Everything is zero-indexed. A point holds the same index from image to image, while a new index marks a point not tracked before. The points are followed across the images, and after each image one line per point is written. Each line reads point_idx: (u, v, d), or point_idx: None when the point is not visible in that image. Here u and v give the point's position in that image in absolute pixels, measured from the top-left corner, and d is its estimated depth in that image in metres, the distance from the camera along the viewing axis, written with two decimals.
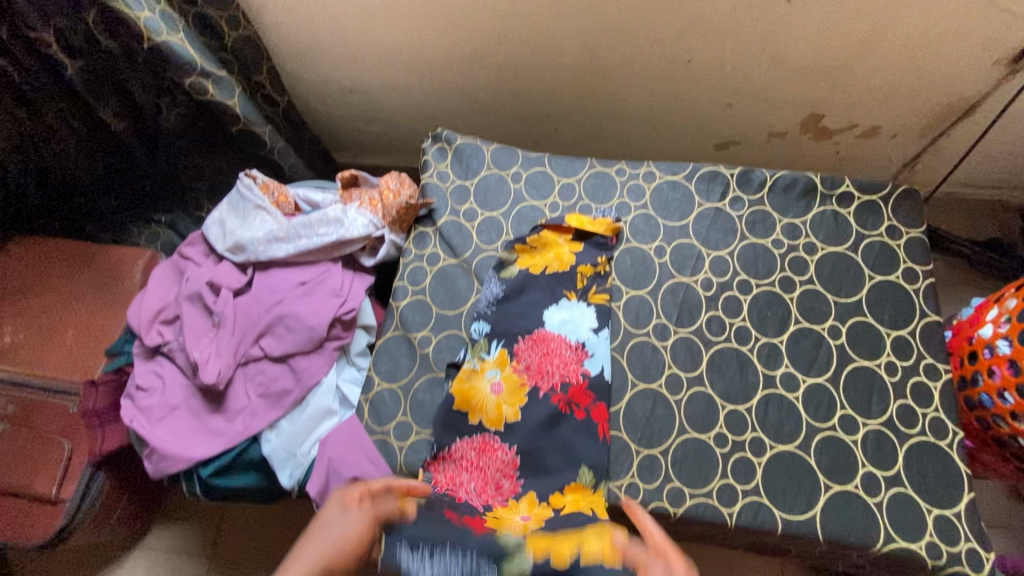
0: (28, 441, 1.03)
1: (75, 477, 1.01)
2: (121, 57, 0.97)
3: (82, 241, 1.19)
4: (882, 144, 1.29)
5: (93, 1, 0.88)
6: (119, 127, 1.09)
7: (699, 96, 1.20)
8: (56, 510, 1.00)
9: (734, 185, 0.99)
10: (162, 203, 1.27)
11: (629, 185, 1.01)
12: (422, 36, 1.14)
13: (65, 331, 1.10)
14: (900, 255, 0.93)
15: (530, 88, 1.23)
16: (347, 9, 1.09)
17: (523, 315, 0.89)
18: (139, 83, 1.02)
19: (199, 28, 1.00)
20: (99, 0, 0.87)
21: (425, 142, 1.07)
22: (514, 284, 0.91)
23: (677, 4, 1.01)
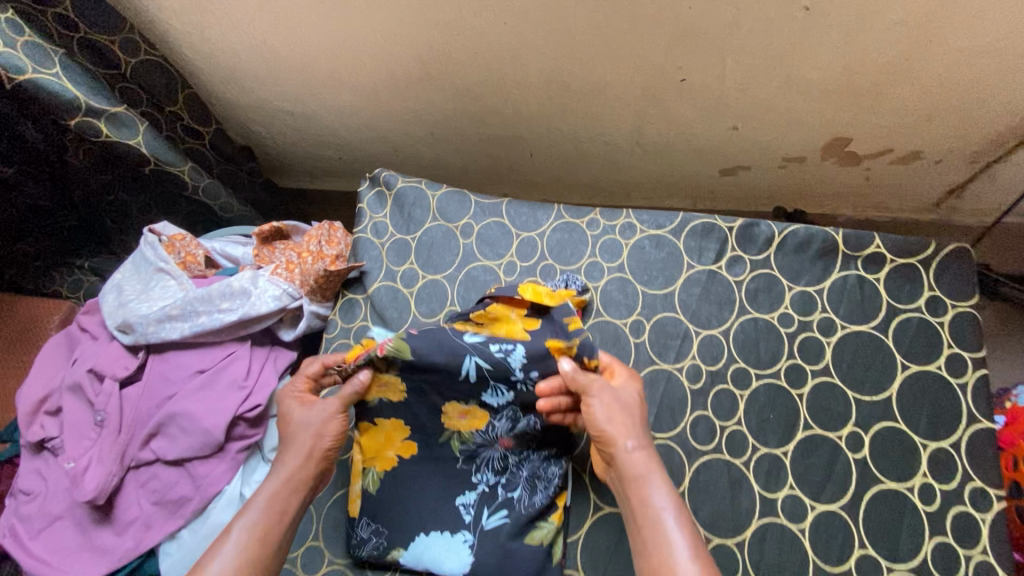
0: None
1: None
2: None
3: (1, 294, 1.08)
4: (923, 170, 1.08)
5: None
6: (18, 172, 0.95)
7: (698, 117, 1.00)
8: None
9: (734, 243, 0.80)
10: (82, 248, 1.12)
11: (603, 241, 0.82)
12: (363, 53, 0.95)
13: None
14: (943, 337, 0.73)
15: (497, 110, 1.05)
16: (270, 25, 0.91)
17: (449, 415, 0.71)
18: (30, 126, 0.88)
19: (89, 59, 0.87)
20: None
21: (362, 185, 0.90)
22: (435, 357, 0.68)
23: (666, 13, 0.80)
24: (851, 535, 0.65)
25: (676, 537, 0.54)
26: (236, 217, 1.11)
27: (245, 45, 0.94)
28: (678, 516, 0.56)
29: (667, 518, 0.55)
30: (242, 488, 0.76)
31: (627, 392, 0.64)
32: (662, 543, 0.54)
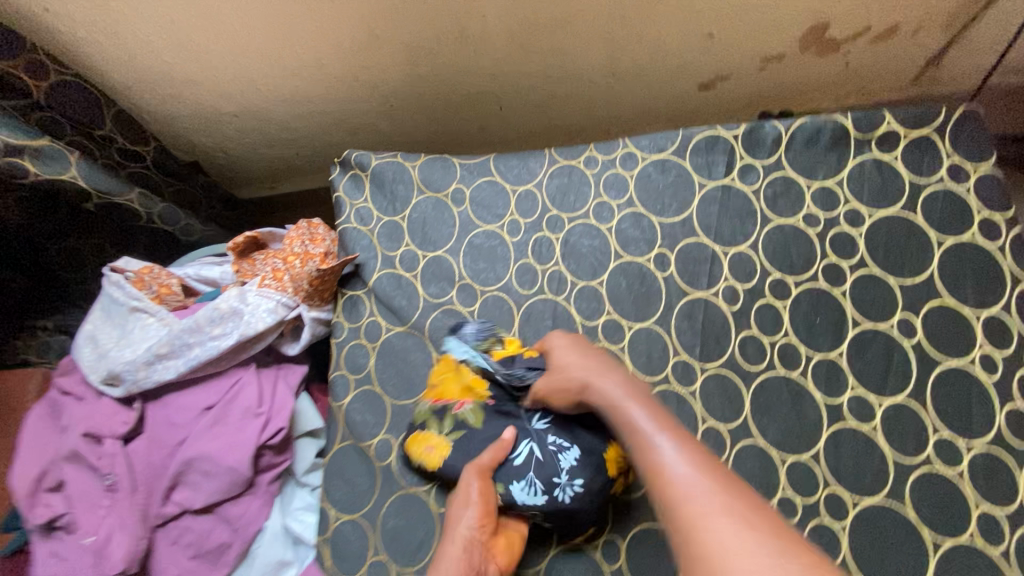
0: None
1: None
2: None
3: None
4: (901, 46, 1.04)
5: None
6: None
7: (670, 33, 0.94)
8: None
9: (741, 151, 0.75)
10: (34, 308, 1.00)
11: (605, 178, 0.76)
12: (298, 32, 0.85)
13: None
14: (972, 203, 0.70)
15: (457, 68, 0.97)
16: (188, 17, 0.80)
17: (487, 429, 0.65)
18: None
19: None
20: None
21: (332, 172, 0.82)
22: None
23: None
24: (922, 421, 0.64)
25: (661, 444, 0.47)
26: (202, 239, 1.04)
27: (166, 42, 0.83)
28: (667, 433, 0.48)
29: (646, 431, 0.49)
30: (283, 520, 0.71)
31: (562, 342, 0.63)
32: (632, 424, 0.51)
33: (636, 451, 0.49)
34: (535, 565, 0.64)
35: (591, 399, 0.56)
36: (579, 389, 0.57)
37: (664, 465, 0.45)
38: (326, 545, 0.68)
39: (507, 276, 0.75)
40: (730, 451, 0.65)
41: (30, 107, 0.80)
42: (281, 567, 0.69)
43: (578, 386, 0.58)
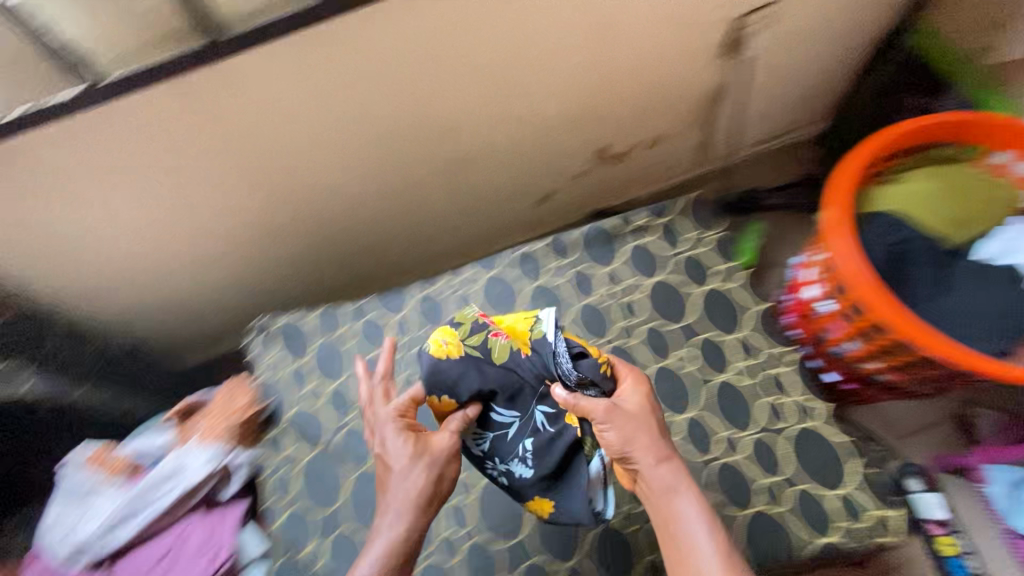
0: None
1: None
2: None
3: None
4: (674, 145, 1.38)
5: None
6: None
7: (492, 174, 1.24)
8: None
9: (547, 258, 1.02)
10: None
11: (455, 297, 1.01)
12: (202, 236, 1.09)
13: None
14: (711, 259, 1.00)
15: (339, 231, 1.22)
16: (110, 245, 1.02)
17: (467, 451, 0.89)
18: None
19: None
20: None
21: (247, 338, 1.04)
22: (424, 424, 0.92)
23: (423, 122, 1.04)
24: (710, 427, 0.87)
25: (695, 527, 0.67)
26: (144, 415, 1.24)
27: (99, 265, 1.05)
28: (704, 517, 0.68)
29: (686, 510, 0.69)
30: None
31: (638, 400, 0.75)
32: (678, 500, 0.69)
33: (663, 512, 0.70)
34: None
35: (656, 465, 0.71)
36: (629, 455, 0.72)
37: (689, 538, 0.67)
38: None
39: None
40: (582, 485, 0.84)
41: None
42: None
43: (644, 464, 0.71)
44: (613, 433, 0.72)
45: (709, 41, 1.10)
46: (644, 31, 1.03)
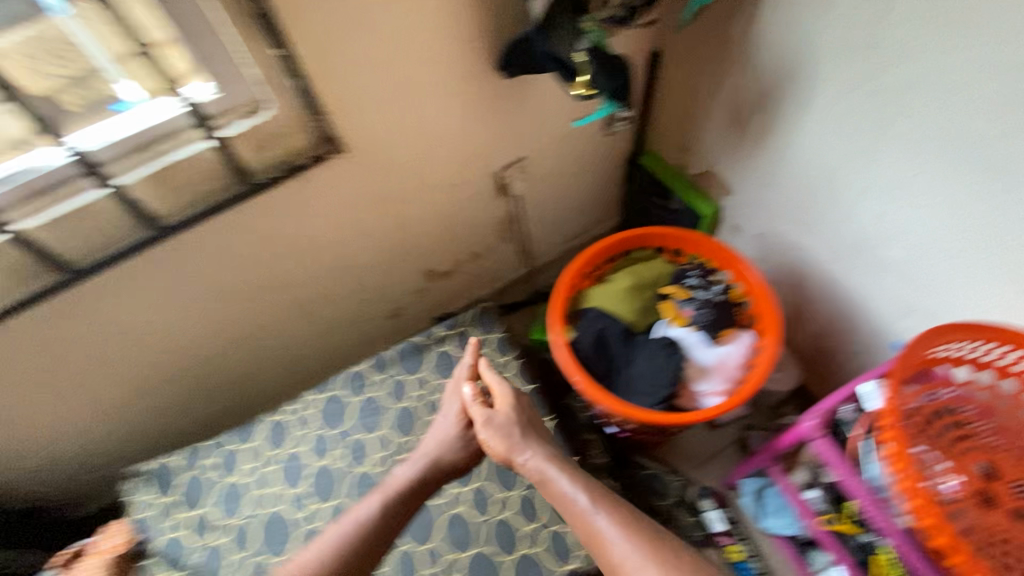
0: None
1: None
2: None
3: None
4: (492, 255, 1.73)
5: None
6: None
7: (337, 311, 1.50)
8: None
9: (371, 372, 1.30)
10: None
11: (300, 419, 1.25)
12: (83, 408, 1.25)
13: None
14: (492, 355, 1.32)
15: (203, 380, 1.40)
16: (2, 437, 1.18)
17: None
18: None
19: None
20: None
21: (126, 484, 1.23)
22: (275, 526, 1.14)
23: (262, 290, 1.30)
24: (488, 492, 1.18)
25: (598, 520, 0.95)
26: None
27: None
28: (598, 510, 0.96)
29: (581, 506, 0.98)
30: None
31: (501, 402, 1.14)
32: (566, 498, 1.00)
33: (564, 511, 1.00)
34: None
35: (526, 439, 1.08)
36: (508, 450, 1.08)
37: (595, 525, 0.95)
38: None
39: (247, 506, 1.16)
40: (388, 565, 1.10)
41: None
42: None
43: (517, 451, 1.07)
44: (506, 411, 1.12)
45: (483, 189, 1.47)
46: (428, 192, 1.36)
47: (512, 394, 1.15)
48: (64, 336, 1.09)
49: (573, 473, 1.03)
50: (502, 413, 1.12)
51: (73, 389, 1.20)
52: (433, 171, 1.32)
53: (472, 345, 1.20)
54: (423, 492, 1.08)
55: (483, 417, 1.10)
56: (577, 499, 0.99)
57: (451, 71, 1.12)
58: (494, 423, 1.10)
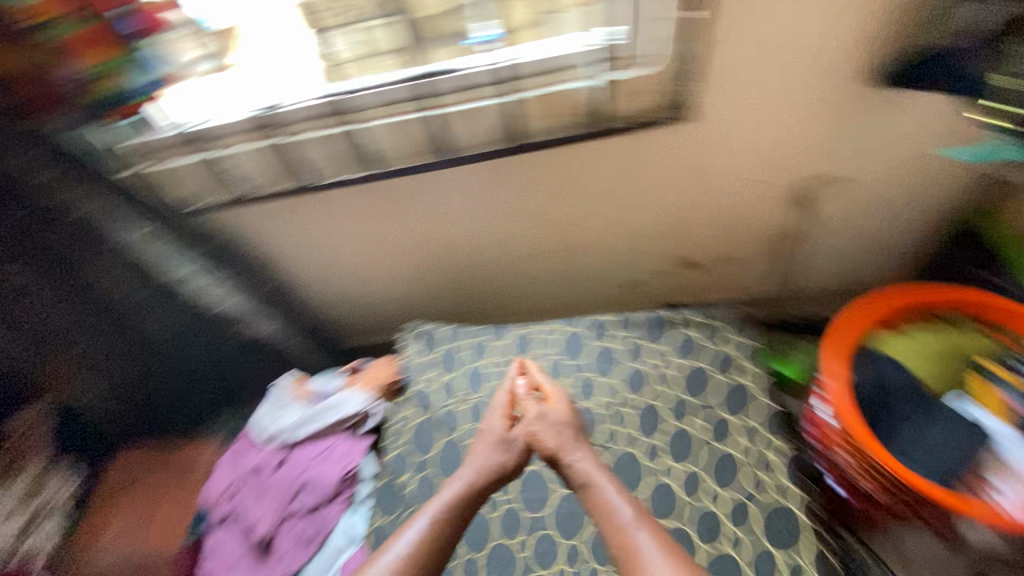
0: None
1: None
2: (195, 324, 1.43)
3: (166, 445, 1.60)
4: (751, 271, 1.62)
5: (169, 281, 1.33)
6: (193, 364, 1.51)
7: (591, 263, 1.58)
8: None
9: (616, 327, 1.38)
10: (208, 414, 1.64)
11: (543, 340, 1.40)
12: (384, 264, 1.55)
13: (158, 515, 1.48)
14: (738, 357, 1.29)
15: (466, 279, 1.61)
16: (334, 258, 1.54)
17: (668, 435, 1.23)
18: (205, 337, 1.47)
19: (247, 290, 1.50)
20: (176, 278, 1.33)
21: (401, 334, 1.51)
22: None
23: (548, 220, 1.44)
24: (701, 478, 1.18)
25: (633, 526, 0.96)
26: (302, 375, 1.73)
27: (314, 268, 1.56)
28: (635, 514, 0.97)
29: (617, 508, 0.99)
30: (351, 520, 1.23)
31: (556, 406, 1.18)
32: (610, 500, 1.01)
33: (600, 511, 1.01)
34: (480, 550, 1.14)
35: (577, 445, 1.11)
36: (562, 448, 1.10)
37: (627, 531, 0.95)
38: (370, 539, 1.20)
39: (486, 390, 1.36)
40: (554, 499, 1.17)
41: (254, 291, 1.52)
42: (341, 551, 1.19)
43: (567, 453, 1.10)
44: (554, 415, 1.16)
45: (784, 196, 1.40)
46: (731, 180, 1.35)
47: (566, 401, 1.19)
48: (411, 204, 1.37)
49: (613, 480, 1.05)
50: (557, 412, 1.16)
51: (392, 249, 1.50)
52: (748, 161, 1.31)
53: (511, 374, 1.28)
54: (491, 469, 1.11)
55: (539, 412, 1.15)
56: (618, 504, 1.00)
57: (826, 64, 1.10)
58: (547, 422, 1.14)
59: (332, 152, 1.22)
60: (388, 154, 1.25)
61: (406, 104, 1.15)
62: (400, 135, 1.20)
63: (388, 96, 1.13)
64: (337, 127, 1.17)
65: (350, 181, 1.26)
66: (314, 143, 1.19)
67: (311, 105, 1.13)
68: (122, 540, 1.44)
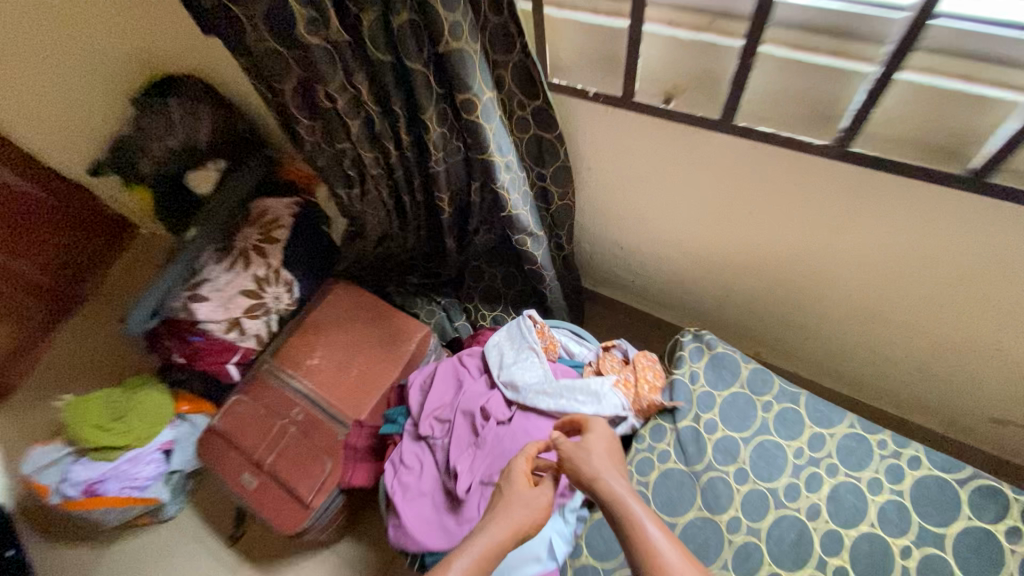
0: (303, 442, 1.34)
1: (325, 493, 1.29)
2: (478, 208, 1.18)
3: (385, 303, 1.51)
4: None
5: (473, 158, 1.02)
6: (450, 245, 1.32)
7: (984, 372, 1.15)
8: (305, 512, 1.28)
9: (1019, 515, 0.88)
10: (436, 292, 1.56)
11: (887, 464, 0.97)
12: (717, 241, 1.24)
13: (352, 371, 1.40)
14: None
15: (793, 303, 1.30)
16: (658, 203, 1.21)
17: None
18: (477, 221, 1.24)
19: (537, 196, 1.21)
20: (477, 155, 0.99)
21: (684, 335, 1.16)
22: (792, 535, 0.94)
23: (985, 303, 1.03)
24: None
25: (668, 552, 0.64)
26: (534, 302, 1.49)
27: (623, 201, 1.25)
28: (665, 538, 0.67)
29: (643, 525, 0.68)
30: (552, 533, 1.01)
31: (597, 430, 0.87)
32: (632, 519, 0.69)
33: (629, 539, 0.68)
34: None
35: (603, 462, 0.80)
36: (591, 473, 0.78)
37: (659, 554, 0.64)
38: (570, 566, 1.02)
39: (779, 483, 0.98)
40: None
41: (539, 187, 1.18)
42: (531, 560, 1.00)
43: (593, 474, 0.78)
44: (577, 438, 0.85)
45: None
46: None
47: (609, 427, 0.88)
48: (828, 201, 1.01)
49: (642, 501, 0.72)
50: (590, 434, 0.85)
51: (748, 229, 1.14)
52: None
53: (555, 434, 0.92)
54: (509, 527, 0.75)
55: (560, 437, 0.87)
56: (651, 530, 0.68)
57: None
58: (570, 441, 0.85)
59: (812, 91, 0.80)
60: (894, 130, 0.80)
61: (1009, 70, 0.68)
62: (948, 114, 0.74)
63: (1001, 56, 0.67)
64: (860, 63, 0.74)
65: (804, 145, 0.83)
66: (797, 70, 0.79)
67: (853, 12, 0.69)
68: (313, 379, 1.40)
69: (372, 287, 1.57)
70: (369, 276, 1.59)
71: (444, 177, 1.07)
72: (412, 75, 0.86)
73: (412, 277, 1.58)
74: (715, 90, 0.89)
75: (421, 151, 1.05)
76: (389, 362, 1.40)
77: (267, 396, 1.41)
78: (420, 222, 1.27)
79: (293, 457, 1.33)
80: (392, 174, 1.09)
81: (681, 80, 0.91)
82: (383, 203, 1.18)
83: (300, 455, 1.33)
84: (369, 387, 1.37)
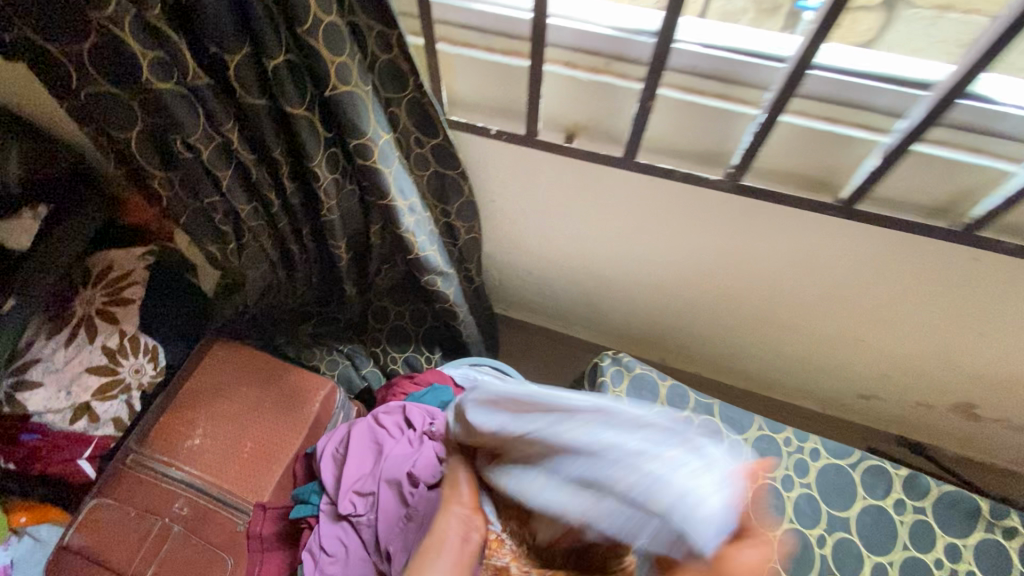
0: (192, 542, 1.13)
1: None
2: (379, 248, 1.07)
3: (275, 360, 1.33)
4: None
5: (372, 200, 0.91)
6: (350, 291, 1.19)
7: (857, 363, 1.26)
8: None
9: (899, 486, 1.01)
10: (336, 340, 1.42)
11: (795, 459, 1.04)
12: (617, 265, 1.21)
13: (245, 447, 1.21)
14: None
15: (692, 318, 1.31)
16: (561, 234, 1.16)
17: None
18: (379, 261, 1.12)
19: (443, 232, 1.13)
20: (381, 199, 0.89)
21: (603, 359, 1.15)
22: None
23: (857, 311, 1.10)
24: None
25: None
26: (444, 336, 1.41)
27: (524, 232, 1.20)
28: None
29: None
30: None
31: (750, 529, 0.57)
32: None
33: None
34: None
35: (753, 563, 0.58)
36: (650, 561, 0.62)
37: None
38: None
39: None
40: None
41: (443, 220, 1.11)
42: None
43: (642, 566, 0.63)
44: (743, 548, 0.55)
45: None
46: None
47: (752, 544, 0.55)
48: (716, 230, 1.01)
49: None
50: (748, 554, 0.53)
51: (648, 255, 1.14)
52: None
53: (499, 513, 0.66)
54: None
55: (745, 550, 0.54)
56: None
57: None
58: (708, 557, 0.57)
59: (705, 129, 0.83)
60: (777, 165, 0.85)
61: (868, 115, 0.75)
62: (823, 152, 0.80)
63: (859, 100, 0.72)
64: (743, 106, 0.79)
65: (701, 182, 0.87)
66: (690, 110, 0.81)
67: (738, 60, 0.72)
68: (195, 464, 1.19)
69: (258, 343, 1.37)
70: (254, 331, 1.39)
71: (338, 223, 0.94)
72: (293, 121, 0.75)
73: (306, 325, 1.42)
74: (617, 126, 0.88)
75: (309, 196, 0.91)
76: (291, 426, 1.23)
77: (136, 494, 1.17)
78: (312, 269, 1.13)
79: (180, 562, 1.11)
80: (276, 222, 0.94)
81: (581, 118, 0.89)
82: (267, 255, 1.01)
83: (188, 559, 1.11)
84: (270, 461, 1.19)
